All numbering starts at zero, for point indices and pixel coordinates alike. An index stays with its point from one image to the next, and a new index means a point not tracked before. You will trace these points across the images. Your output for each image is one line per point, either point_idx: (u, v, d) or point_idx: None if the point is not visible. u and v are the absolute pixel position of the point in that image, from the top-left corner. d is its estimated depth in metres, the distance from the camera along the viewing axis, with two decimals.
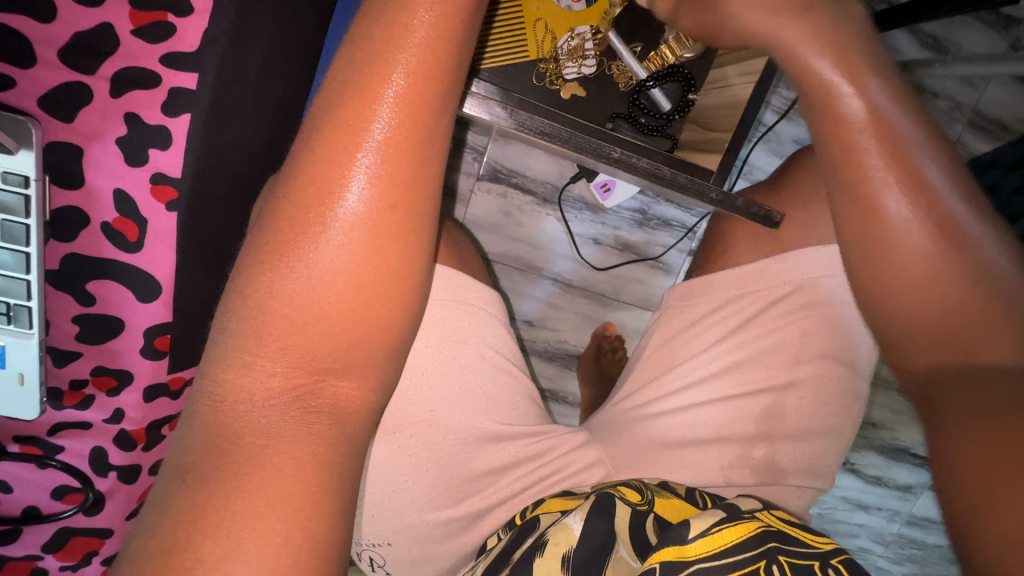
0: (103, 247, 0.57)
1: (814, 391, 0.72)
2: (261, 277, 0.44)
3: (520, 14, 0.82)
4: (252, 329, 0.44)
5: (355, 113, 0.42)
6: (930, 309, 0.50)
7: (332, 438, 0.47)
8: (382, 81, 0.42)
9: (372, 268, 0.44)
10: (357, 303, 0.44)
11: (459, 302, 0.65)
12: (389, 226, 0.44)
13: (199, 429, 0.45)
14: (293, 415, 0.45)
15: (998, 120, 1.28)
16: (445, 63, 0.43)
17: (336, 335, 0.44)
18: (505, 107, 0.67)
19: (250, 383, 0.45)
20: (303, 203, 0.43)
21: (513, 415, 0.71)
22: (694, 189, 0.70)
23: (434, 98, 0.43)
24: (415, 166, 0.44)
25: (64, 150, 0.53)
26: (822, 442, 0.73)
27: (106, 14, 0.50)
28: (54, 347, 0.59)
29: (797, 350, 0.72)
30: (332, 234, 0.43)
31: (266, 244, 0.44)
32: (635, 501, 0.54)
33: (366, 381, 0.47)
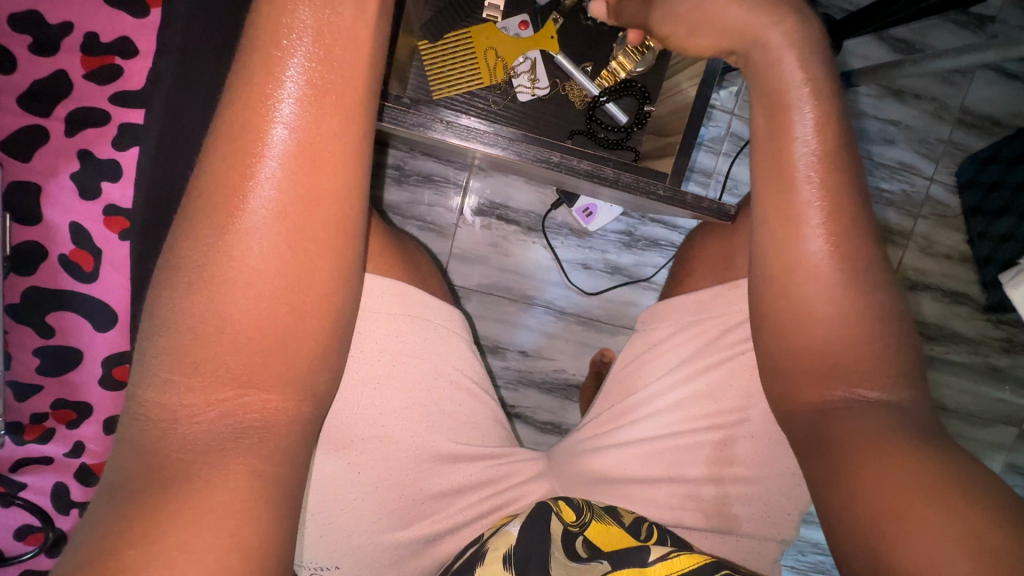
0: (61, 278, 0.59)
1: (766, 432, 0.65)
2: (174, 290, 0.43)
3: (471, 41, 0.86)
4: (167, 344, 0.42)
5: (255, 119, 0.43)
6: (819, 343, 0.53)
7: (269, 453, 0.44)
8: (276, 85, 0.43)
9: (284, 273, 0.44)
10: (273, 310, 0.44)
11: (414, 318, 0.63)
12: (298, 229, 0.44)
13: (127, 449, 0.42)
14: (221, 433, 0.43)
15: (989, 116, 1.23)
16: (353, 77, 0.45)
17: (246, 344, 0.43)
18: (443, 121, 0.68)
19: (173, 400, 0.42)
20: (212, 213, 0.43)
21: (475, 435, 0.69)
22: (639, 187, 0.70)
23: (337, 102, 0.44)
24: (320, 170, 0.44)
25: (23, 188, 0.57)
26: (783, 488, 0.65)
27: (61, 62, 0.57)
28: (13, 381, 0.61)
29: (746, 384, 0.65)
30: (243, 243, 0.43)
31: (174, 260, 0.43)
32: (569, 522, 0.60)
33: (294, 391, 0.46)
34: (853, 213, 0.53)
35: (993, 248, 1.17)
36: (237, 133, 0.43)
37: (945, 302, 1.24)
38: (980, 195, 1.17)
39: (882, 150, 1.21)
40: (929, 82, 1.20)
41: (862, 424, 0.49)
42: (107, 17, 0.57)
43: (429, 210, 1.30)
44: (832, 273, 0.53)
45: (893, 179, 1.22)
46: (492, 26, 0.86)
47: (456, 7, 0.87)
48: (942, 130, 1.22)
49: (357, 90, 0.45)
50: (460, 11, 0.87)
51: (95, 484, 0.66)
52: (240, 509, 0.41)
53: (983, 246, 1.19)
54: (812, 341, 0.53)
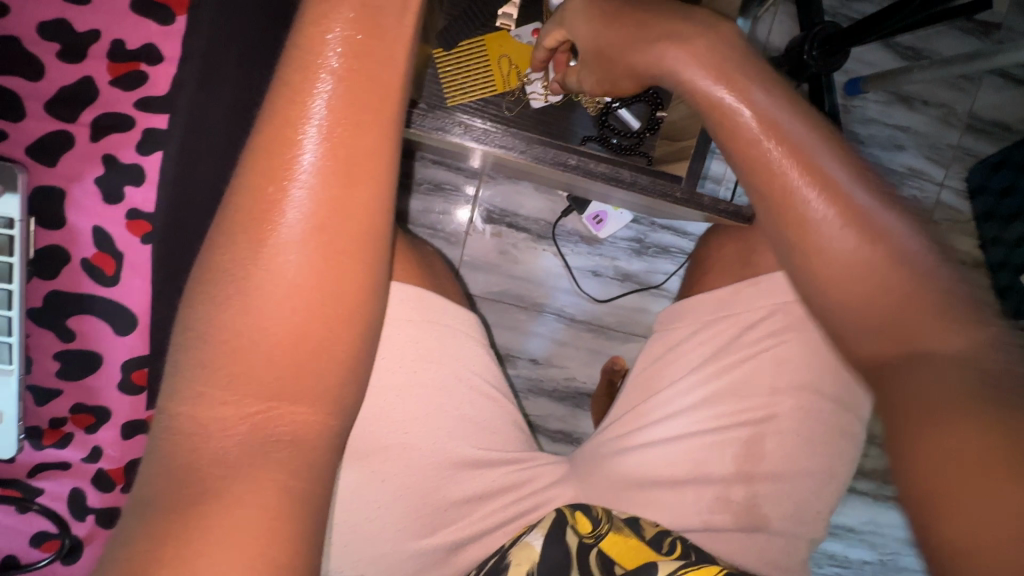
0: (83, 283, 0.60)
1: (795, 425, 0.65)
2: (211, 304, 0.43)
3: (484, 48, 0.88)
4: (201, 356, 0.43)
5: (285, 128, 0.43)
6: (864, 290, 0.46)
7: (292, 467, 0.43)
8: (307, 93, 0.43)
9: (318, 284, 0.44)
10: (306, 325, 0.44)
11: (434, 322, 0.63)
12: (332, 243, 0.44)
13: (159, 461, 0.42)
14: (251, 445, 0.43)
15: (998, 122, 1.23)
16: (380, 80, 0.45)
17: (280, 358, 0.43)
18: (463, 126, 0.69)
19: (205, 412, 0.43)
20: (247, 224, 0.43)
21: (494, 440, 0.68)
22: (656, 189, 0.70)
23: (362, 110, 0.44)
24: (354, 183, 0.45)
25: (49, 192, 0.57)
26: (808, 484, 0.66)
27: (88, 69, 0.58)
28: (36, 385, 0.62)
29: (773, 379, 0.66)
30: (279, 254, 0.43)
31: (209, 270, 0.43)
32: (585, 533, 0.60)
33: (323, 405, 0.45)
34: None
35: (1006, 253, 1.16)
36: (267, 136, 0.44)
37: None
38: (993, 200, 1.17)
39: (892, 155, 1.21)
40: (937, 89, 1.21)
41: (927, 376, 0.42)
42: (133, 23, 0.58)
43: (440, 219, 1.31)
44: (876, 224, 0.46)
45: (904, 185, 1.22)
46: (505, 34, 0.89)
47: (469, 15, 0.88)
48: (952, 136, 1.22)
49: (383, 94, 0.45)
50: (473, 20, 0.89)
51: (111, 490, 0.65)
52: (269, 514, 0.41)
53: (996, 252, 1.18)
54: (860, 287, 0.46)
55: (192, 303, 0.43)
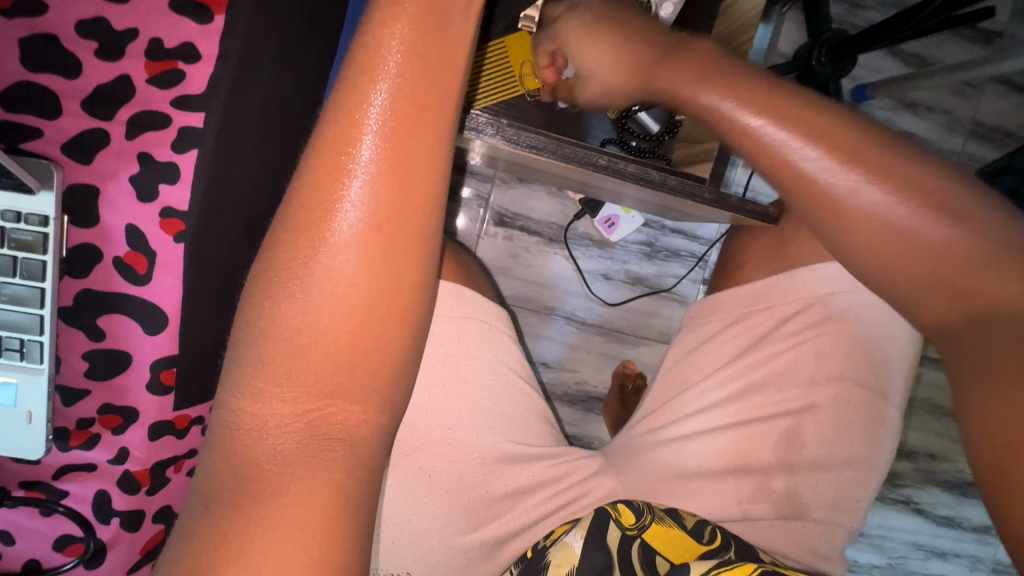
0: (115, 282, 0.59)
1: (835, 414, 0.66)
2: (270, 301, 0.44)
3: (506, 50, 0.87)
4: (260, 354, 0.43)
5: (343, 129, 0.43)
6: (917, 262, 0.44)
7: (347, 465, 0.44)
8: (365, 93, 0.42)
9: (376, 282, 0.43)
10: (363, 323, 0.43)
11: (473, 320, 0.63)
12: (389, 242, 0.44)
13: (222, 457, 0.43)
14: (306, 444, 0.43)
15: (1001, 128, 1.25)
16: (438, 78, 0.44)
17: (338, 357, 0.43)
18: (496, 127, 0.69)
19: (263, 409, 0.44)
20: (304, 222, 0.44)
21: (531, 435, 0.68)
22: (685, 191, 0.71)
23: (422, 113, 0.44)
24: (413, 184, 0.44)
25: (83, 190, 0.57)
26: (848, 473, 0.66)
27: (126, 67, 0.57)
28: (64, 385, 0.61)
29: (813, 370, 0.66)
30: (336, 251, 0.43)
31: (269, 268, 0.44)
32: (626, 526, 0.56)
33: (374, 404, 0.45)
34: None
35: None
36: (326, 134, 0.43)
37: None
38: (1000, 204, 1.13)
39: None
40: (944, 95, 1.23)
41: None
42: (171, 22, 0.58)
43: (454, 222, 1.31)
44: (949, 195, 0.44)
45: None
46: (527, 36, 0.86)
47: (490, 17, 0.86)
48: (956, 142, 1.25)
49: (444, 95, 0.44)
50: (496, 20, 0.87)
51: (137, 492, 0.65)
52: (325, 514, 0.42)
53: None
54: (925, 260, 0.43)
55: (251, 302, 0.44)
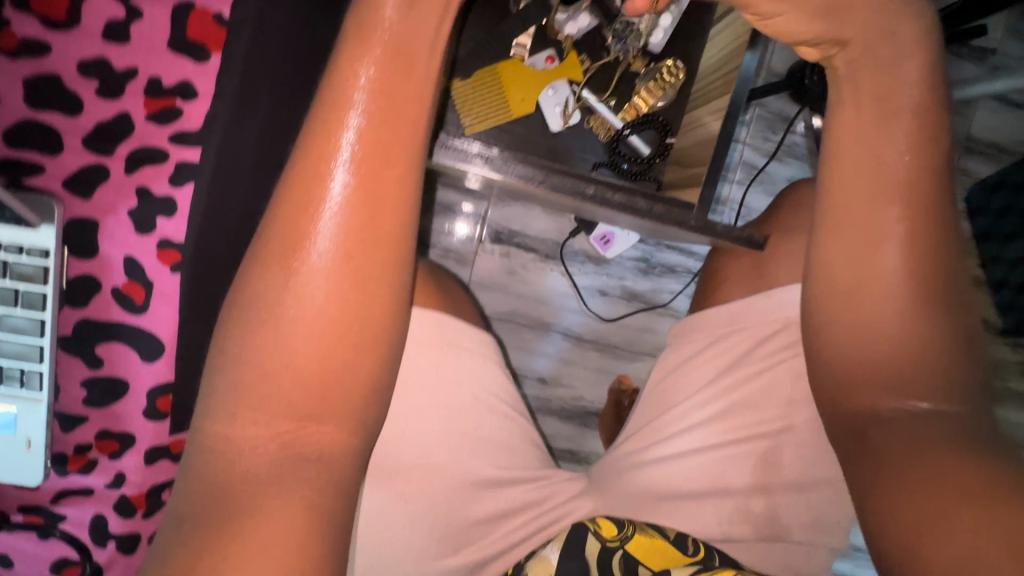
0: (113, 310, 0.61)
1: (812, 437, 0.66)
2: (246, 330, 0.48)
3: (498, 75, 0.90)
4: (238, 379, 0.47)
5: (314, 167, 0.47)
6: (865, 338, 0.54)
7: (322, 483, 0.49)
8: (336, 133, 0.47)
9: (344, 308, 0.48)
10: (331, 348, 0.48)
11: (452, 345, 0.65)
12: (359, 273, 0.48)
13: (203, 476, 0.47)
14: (279, 463, 0.48)
15: (994, 143, 1.26)
16: (409, 122, 0.48)
17: (307, 380, 0.48)
18: (481, 155, 0.71)
19: (237, 433, 0.48)
20: (279, 256, 0.47)
21: (513, 458, 0.69)
22: (672, 218, 0.72)
23: (389, 150, 0.48)
24: (379, 217, 0.48)
25: (83, 223, 0.60)
26: (829, 495, 0.66)
27: (126, 105, 0.59)
28: (62, 412, 0.62)
29: (789, 391, 0.66)
30: (308, 283, 0.47)
31: (248, 300, 0.48)
32: (608, 537, 0.64)
33: (347, 426, 0.50)
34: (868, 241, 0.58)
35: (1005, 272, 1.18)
36: (315, 175, 0.47)
37: None
38: (990, 221, 1.18)
39: None
40: None
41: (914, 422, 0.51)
42: (171, 61, 0.60)
43: (450, 240, 1.32)
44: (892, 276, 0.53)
45: None
46: (518, 61, 0.90)
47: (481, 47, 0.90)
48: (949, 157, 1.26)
49: (410, 130, 0.48)
50: (488, 49, 0.90)
51: (133, 516, 0.66)
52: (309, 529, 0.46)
53: (996, 270, 1.20)
54: (859, 334, 0.55)
55: (230, 331, 0.48)
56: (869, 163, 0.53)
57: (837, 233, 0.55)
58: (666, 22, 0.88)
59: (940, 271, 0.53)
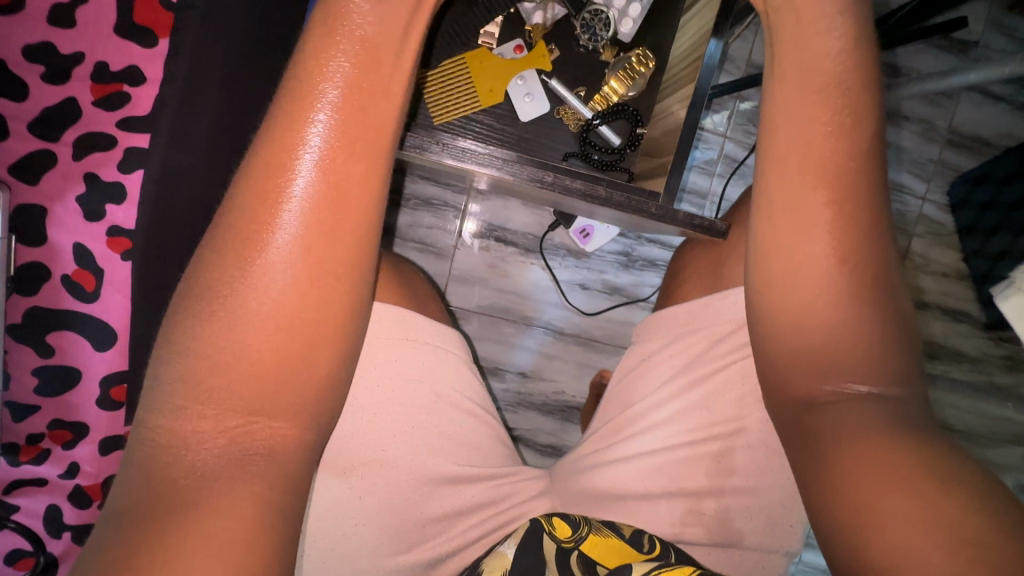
0: (63, 298, 0.63)
1: (764, 440, 0.65)
2: (195, 320, 0.47)
3: (465, 64, 0.89)
4: (185, 371, 0.46)
5: (278, 156, 0.47)
6: (811, 337, 0.55)
7: (271, 478, 0.48)
8: (303, 121, 0.47)
9: (302, 304, 0.48)
10: (288, 341, 0.47)
11: (411, 340, 0.65)
12: (320, 265, 0.48)
13: (141, 470, 0.45)
14: (228, 459, 0.47)
15: (977, 137, 1.26)
16: (350, 109, 0.48)
17: (262, 374, 0.47)
18: (441, 144, 0.70)
19: (185, 426, 0.46)
20: (236, 246, 0.47)
21: (475, 456, 0.69)
22: (633, 206, 0.71)
23: (356, 142, 0.48)
24: (344, 208, 0.48)
25: (29, 210, 0.61)
26: (780, 498, 0.65)
27: (72, 91, 0.62)
28: (11, 401, 0.63)
29: (740, 392, 0.66)
30: (268, 274, 0.47)
31: (198, 287, 0.47)
32: (563, 538, 0.61)
33: (300, 419, 0.49)
34: None
35: (988, 266, 1.19)
36: (255, 161, 0.47)
37: (945, 320, 1.25)
38: (974, 213, 1.20)
39: None
40: (919, 104, 1.23)
41: (855, 417, 0.52)
42: (118, 46, 0.63)
43: (427, 234, 1.32)
44: (826, 273, 0.55)
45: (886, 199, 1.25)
46: (486, 51, 0.89)
47: (452, 34, 0.89)
48: (933, 150, 1.25)
49: (379, 125, 0.49)
50: (458, 37, 0.89)
51: (89, 506, 0.67)
52: (246, 525, 0.45)
53: (979, 263, 1.21)
54: (799, 326, 0.56)
55: (181, 316, 0.47)
56: (813, 151, 0.55)
57: (792, 227, 0.56)
58: (635, 12, 0.87)
59: (872, 268, 0.55)
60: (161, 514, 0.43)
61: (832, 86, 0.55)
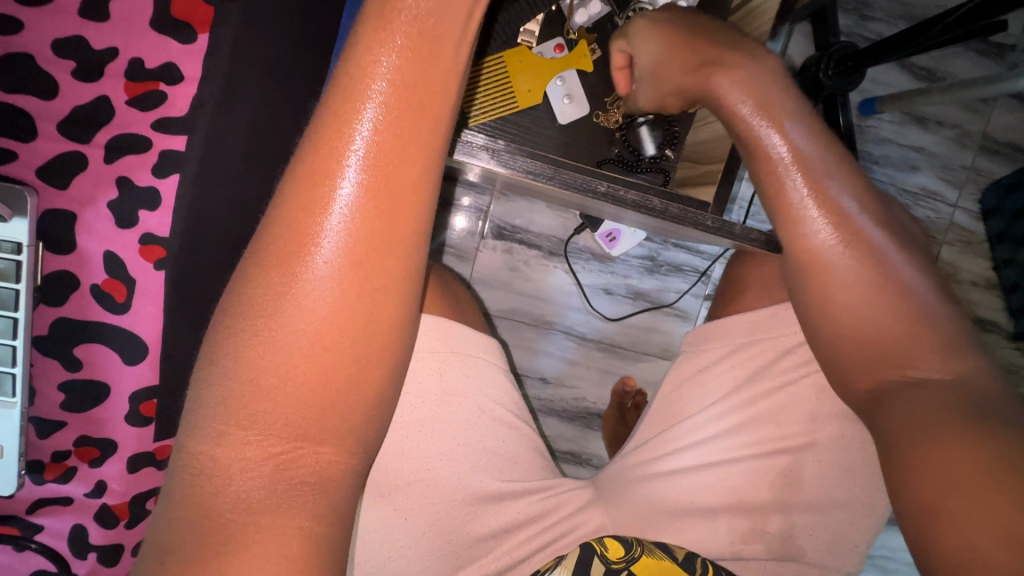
0: (92, 309, 0.61)
1: (834, 455, 0.63)
2: (237, 338, 0.43)
3: (504, 63, 0.85)
4: (226, 396, 0.42)
5: (320, 165, 0.42)
6: (867, 327, 0.55)
7: (317, 511, 0.44)
8: (348, 121, 0.41)
9: (353, 322, 0.43)
10: (338, 365, 0.43)
11: (458, 352, 0.61)
12: (369, 278, 0.43)
13: (181, 505, 0.42)
14: (275, 488, 0.43)
15: (1012, 143, 1.22)
16: (415, 107, 0.42)
17: (308, 398, 0.43)
18: (490, 150, 0.66)
19: (228, 453, 0.42)
20: (281, 259, 0.42)
21: (518, 470, 0.66)
22: (688, 218, 0.68)
23: (406, 147, 0.42)
24: (396, 216, 0.43)
25: (58, 215, 0.60)
26: (847, 517, 0.63)
27: (104, 89, 0.60)
28: (39, 417, 0.62)
29: (813, 407, 0.64)
30: (316, 287, 0.42)
31: (239, 305, 0.43)
32: (614, 559, 0.56)
33: (348, 445, 0.45)
34: (885, 249, 0.56)
35: (1018, 276, 1.17)
36: (297, 170, 0.42)
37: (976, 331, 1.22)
38: (1004, 222, 1.16)
39: (907, 176, 1.20)
40: (952, 109, 1.19)
41: (922, 405, 0.51)
42: (154, 42, 0.61)
43: (451, 235, 1.28)
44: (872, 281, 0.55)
45: (918, 206, 1.21)
46: (526, 50, 0.85)
47: (492, 29, 0.84)
48: (965, 157, 1.21)
49: (433, 125, 0.43)
50: (497, 34, 0.84)
51: (115, 526, 0.66)
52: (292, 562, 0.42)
53: (1009, 273, 1.18)
54: (852, 319, 0.56)
55: (223, 338, 0.43)
56: None
57: None
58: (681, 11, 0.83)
59: (911, 276, 0.55)
60: (202, 553, 0.41)
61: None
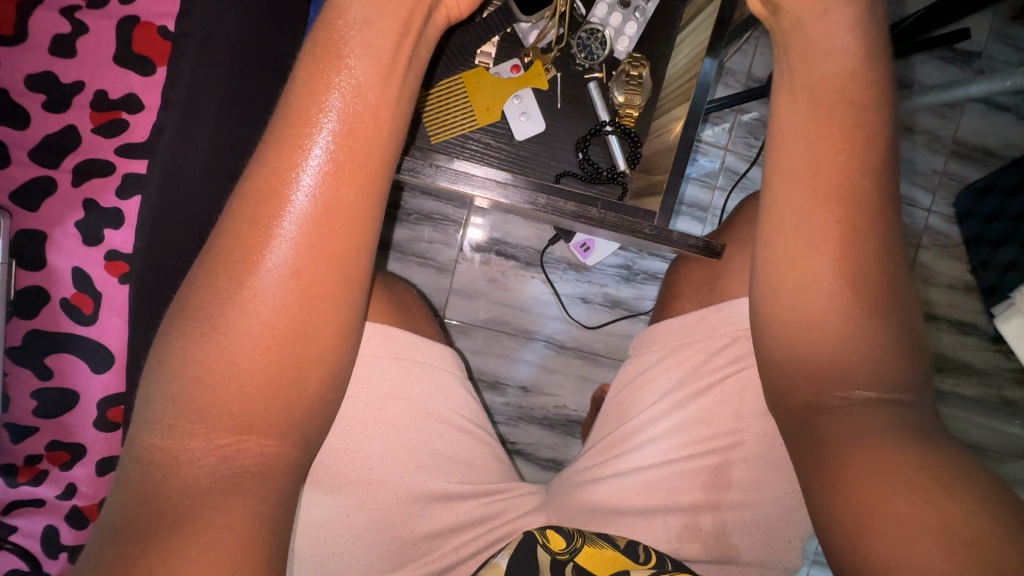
0: (61, 320, 0.66)
1: (760, 453, 0.64)
2: (183, 341, 0.46)
3: (462, 84, 0.90)
4: (175, 392, 0.46)
5: (266, 183, 0.46)
6: (815, 335, 0.53)
7: (262, 493, 0.48)
8: (287, 146, 0.46)
9: (281, 330, 0.47)
10: (275, 363, 0.47)
11: (402, 358, 0.64)
12: (310, 286, 0.47)
13: (125, 493, 0.46)
14: (219, 476, 0.46)
15: (983, 147, 1.19)
16: (337, 130, 0.46)
17: (253, 395, 0.46)
18: (433, 165, 0.71)
19: (177, 444, 0.46)
20: (228, 269, 0.46)
21: (467, 472, 0.69)
22: (625, 227, 0.71)
23: (335, 164, 0.46)
24: (335, 232, 0.47)
25: (30, 234, 0.65)
26: (779, 513, 0.64)
27: (73, 119, 0.66)
28: (11, 423, 0.67)
29: (736, 406, 0.65)
30: (264, 294, 0.46)
31: (183, 308, 0.47)
32: (558, 550, 0.60)
33: (288, 436, 0.49)
34: None
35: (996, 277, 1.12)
36: (238, 191, 0.47)
37: (954, 332, 1.19)
38: (979, 225, 1.13)
39: None
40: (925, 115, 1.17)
41: (858, 420, 0.51)
42: (118, 75, 0.67)
43: (427, 247, 1.31)
44: (821, 289, 0.52)
45: None
46: (483, 71, 0.89)
47: (449, 54, 0.89)
48: (937, 162, 1.18)
49: (356, 144, 0.47)
50: (453, 58, 0.89)
51: (83, 527, 0.70)
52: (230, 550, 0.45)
53: (988, 275, 1.14)
54: (803, 327, 0.54)
55: (169, 341, 0.47)
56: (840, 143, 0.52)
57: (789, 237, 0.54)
58: (631, 31, 0.89)
59: None
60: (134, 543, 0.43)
61: (843, 92, 0.52)
